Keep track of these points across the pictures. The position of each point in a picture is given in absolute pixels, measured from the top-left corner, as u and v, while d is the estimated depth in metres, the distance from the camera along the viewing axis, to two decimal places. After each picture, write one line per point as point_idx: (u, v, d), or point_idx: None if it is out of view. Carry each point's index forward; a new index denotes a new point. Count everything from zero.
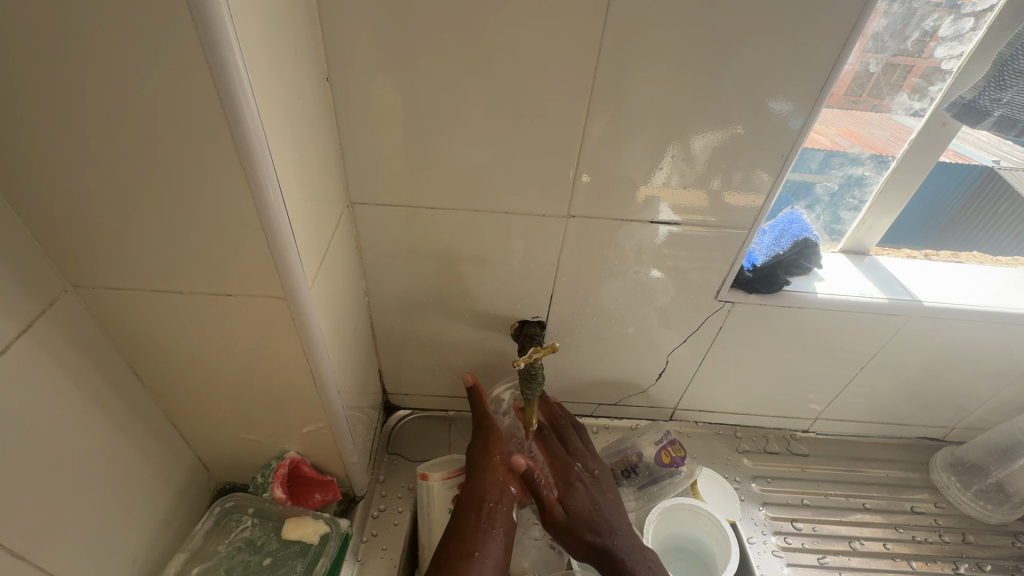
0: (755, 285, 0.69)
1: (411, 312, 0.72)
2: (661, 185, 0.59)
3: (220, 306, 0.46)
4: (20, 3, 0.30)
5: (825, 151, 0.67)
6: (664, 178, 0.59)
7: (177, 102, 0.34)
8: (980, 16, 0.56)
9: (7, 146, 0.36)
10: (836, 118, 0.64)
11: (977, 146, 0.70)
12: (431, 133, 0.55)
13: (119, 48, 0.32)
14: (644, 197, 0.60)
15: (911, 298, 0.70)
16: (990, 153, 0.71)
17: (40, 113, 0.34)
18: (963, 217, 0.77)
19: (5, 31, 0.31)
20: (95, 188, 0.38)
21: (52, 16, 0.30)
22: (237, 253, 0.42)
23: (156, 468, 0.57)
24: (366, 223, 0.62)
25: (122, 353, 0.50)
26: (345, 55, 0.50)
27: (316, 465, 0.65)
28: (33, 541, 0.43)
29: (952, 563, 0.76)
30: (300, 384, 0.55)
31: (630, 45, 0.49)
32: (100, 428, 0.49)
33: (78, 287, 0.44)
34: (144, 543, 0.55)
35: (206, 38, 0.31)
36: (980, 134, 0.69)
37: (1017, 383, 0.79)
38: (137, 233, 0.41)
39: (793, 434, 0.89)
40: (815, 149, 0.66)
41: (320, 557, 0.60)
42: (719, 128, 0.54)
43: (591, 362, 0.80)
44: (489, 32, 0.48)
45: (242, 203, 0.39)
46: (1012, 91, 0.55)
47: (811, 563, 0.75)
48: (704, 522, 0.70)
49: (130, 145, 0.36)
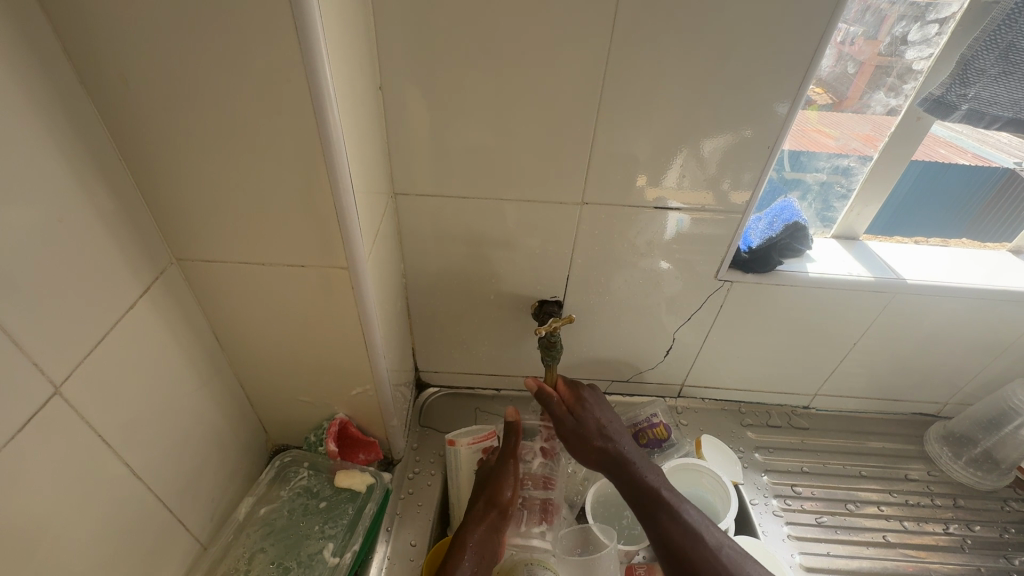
0: (751, 265, 0.76)
1: (442, 294, 0.81)
2: (673, 187, 0.69)
3: (294, 276, 0.56)
4: (169, 30, 0.40)
5: (832, 153, 0.75)
6: (681, 179, 0.68)
7: (278, 103, 0.43)
8: (944, 22, 0.64)
9: (143, 141, 0.46)
10: (845, 121, 0.72)
11: (997, 147, 0.77)
12: (465, 131, 0.64)
13: (237, 62, 0.41)
14: (652, 196, 0.70)
15: (896, 276, 0.77)
16: (1011, 154, 0.77)
17: (172, 115, 0.44)
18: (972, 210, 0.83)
19: (155, 52, 0.41)
20: (206, 174, 0.48)
21: (192, 40, 0.40)
22: (313, 230, 0.52)
23: (229, 422, 0.66)
24: (406, 212, 0.71)
25: (209, 319, 0.60)
26: (395, 68, 0.59)
27: (361, 426, 0.74)
28: (148, 467, 0.52)
29: (942, 523, 0.83)
30: (352, 348, 0.64)
31: (635, 54, 0.58)
32: (192, 380, 0.59)
33: (181, 259, 0.54)
34: (222, 484, 0.65)
35: (307, 55, 0.41)
36: (999, 137, 0.76)
37: (1003, 357, 0.85)
38: (234, 212, 0.51)
39: (794, 410, 0.96)
40: (801, 151, 0.74)
41: (368, 502, 0.68)
42: (729, 133, 0.64)
43: (605, 340, 0.87)
44: (516, 45, 0.58)
45: (321, 185, 0.48)
46: (975, 87, 0.63)
47: (809, 521, 0.81)
48: (707, 480, 0.77)
49: (238, 140, 0.46)
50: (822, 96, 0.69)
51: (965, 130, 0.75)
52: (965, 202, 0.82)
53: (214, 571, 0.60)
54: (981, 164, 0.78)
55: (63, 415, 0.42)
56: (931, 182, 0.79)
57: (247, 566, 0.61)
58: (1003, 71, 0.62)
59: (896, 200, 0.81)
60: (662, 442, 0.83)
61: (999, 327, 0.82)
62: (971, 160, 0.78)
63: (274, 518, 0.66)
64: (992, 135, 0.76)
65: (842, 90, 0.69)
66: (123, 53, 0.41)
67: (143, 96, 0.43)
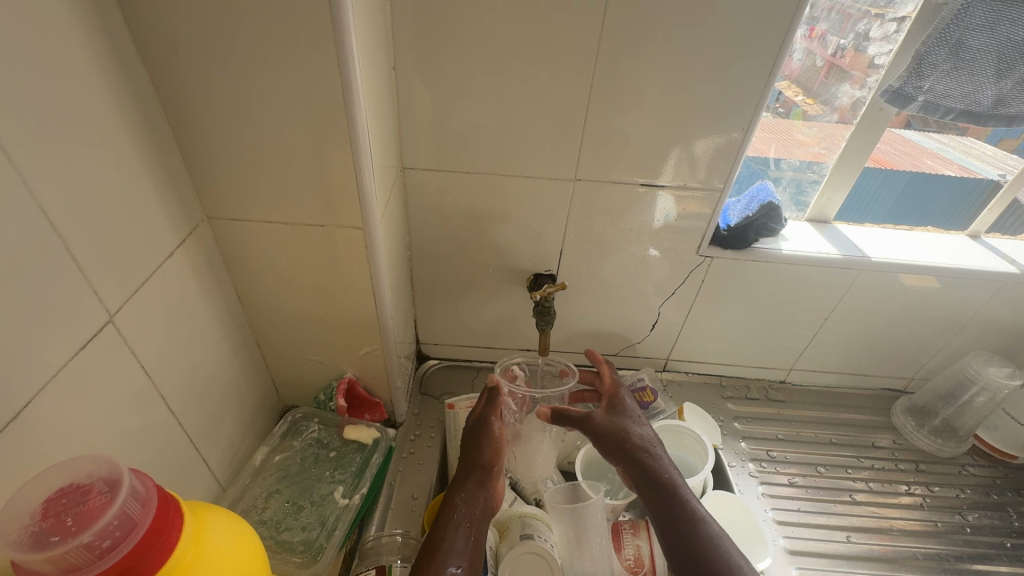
0: (730, 242, 0.83)
1: (443, 266, 0.87)
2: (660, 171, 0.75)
3: (312, 236, 0.62)
4: (216, 7, 0.46)
5: (809, 160, 0.84)
6: (674, 177, 0.76)
7: (308, 73, 0.50)
8: (901, 20, 0.70)
9: (186, 106, 0.52)
10: (826, 128, 0.80)
11: (982, 159, 0.88)
12: (468, 111, 0.70)
13: (274, 36, 0.48)
14: (644, 187, 0.77)
15: (862, 255, 0.84)
16: (996, 166, 0.87)
17: (213, 82, 0.51)
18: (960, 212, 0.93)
19: (203, 26, 0.47)
20: (238, 137, 0.54)
21: (236, 16, 0.47)
22: (331, 191, 0.58)
23: (246, 375, 0.72)
24: (412, 187, 0.77)
25: (232, 275, 0.66)
26: (407, 50, 0.65)
27: (367, 387, 0.80)
28: (178, 403, 0.58)
29: (904, 484, 0.90)
30: (362, 309, 0.69)
31: (624, 41, 0.64)
32: (216, 330, 0.64)
33: (211, 219, 0.61)
34: (238, 432, 0.70)
35: (337, 30, 0.47)
36: (983, 149, 0.87)
37: (962, 334, 0.93)
38: (262, 174, 0.57)
39: (771, 384, 1.03)
40: (762, 157, 0.83)
41: (374, 453, 0.75)
42: (716, 135, 0.71)
43: (596, 314, 0.93)
44: (517, 31, 0.64)
45: (342, 150, 0.54)
46: (930, 79, 0.70)
47: (782, 482, 0.88)
48: (687, 441, 0.83)
49: (270, 106, 0.52)
50: (810, 106, 0.78)
51: (952, 142, 0.86)
52: (952, 203, 0.93)
53: (234, 507, 0.67)
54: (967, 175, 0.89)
55: (111, 342, 0.48)
56: (924, 185, 0.90)
57: (263, 504, 0.68)
58: (954, 66, 0.69)
59: (889, 202, 0.92)
60: (650, 405, 0.89)
61: (958, 304, 0.89)
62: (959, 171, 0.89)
63: (287, 465, 0.73)
64: (977, 147, 0.88)
65: (828, 97, 0.78)
66: (175, 26, 0.47)
67: (190, 65, 0.50)
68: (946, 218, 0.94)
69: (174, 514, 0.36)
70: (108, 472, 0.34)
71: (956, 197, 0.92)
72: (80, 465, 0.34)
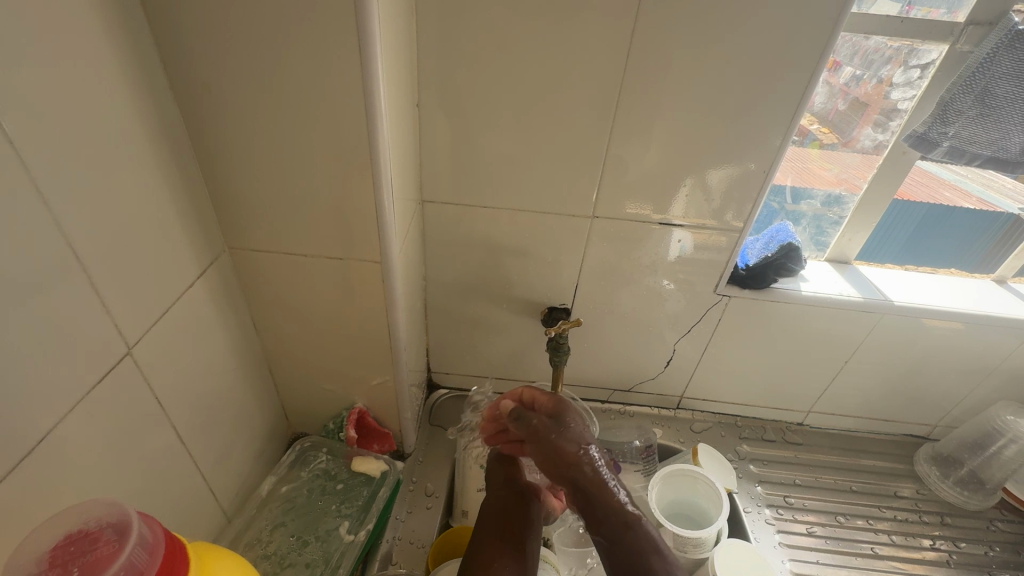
0: (748, 282, 0.82)
1: (458, 296, 0.86)
2: (675, 214, 0.75)
3: (329, 268, 0.62)
4: (252, 54, 0.48)
5: (827, 190, 0.81)
6: (687, 211, 0.75)
7: (336, 116, 0.51)
8: (925, 67, 0.70)
9: (215, 145, 0.54)
10: (848, 161, 0.78)
11: (1002, 194, 0.85)
12: (487, 145, 0.71)
13: (303, 82, 0.49)
14: (660, 222, 0.76)
15: (883, 298, 0.82)
16: (1015, 202, 0.85)
17: (243, 122, 0.52)
18: (990, 256, 0.90)
19: (239, 71, 0.49)
20: (262, 173, 0.55)
21: (270, 61, 0.48)
22: (351, 228, 0.59)
23: (258, 402, 0.72)
24: (430, 218, 0.78)
25: (248, 303, 0.67)
26: (430, 87, 0.67)
27: (377, 418, 0.79)
28: (190, 434, 0.58)
29: (929, 539, 0.86)
30: (375, 341, 0.69)
31: (648, 80, 0.65)
32: (231, 358, 0.65)
33: (232, 248, 0.62)
34: (246, 459, 0.70)
35: (366, 74, 0.48)
36: (1003, 182, 0.85)
37: (988, 382, 0.90)
38: (282, 208, 0.58)
39: (788, 426, 1.00)
40: (781, 188, 0.81)
41: (381, 487, 0.74)
42: (730, 168, 0.71)
43: (610, 349, 0.92)
44: (540, 73, 0.65)
45: (365, 189, 0.55)
46: (955, 126, 0.69)
47: (801, 531, 0.85)
48: (702, 487, 0.81)
49: (295, 145, 0.53)
50: (828, 136, 0.76)
51: (969, 174, 0.86)
52: (980, 245, 0.89)
53: (238, 540, 0.66)
54: (986, 210, 0.87)
55: (131, 374, 0.49)
56: (942, 219, 0.87)
57: (268, 537, 0.67)
58: (980, 113, 0.68)
59: (901, 239, 0.90)
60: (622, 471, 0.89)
61: (984, 352, 0.86)
62: (976, 205, 0.86)
63: (294, 496, 0.72)
64: (997, 180, 0.85)
65: (847, 130, 0.76)
66: (213, 70, 0.49)
67: (223, 106, 0.51)
68: (965, 258, 0.91)
69: (181, 559, 0.36)
70: (118, 517, 0.34)
71: (976, 236, 0.89)
72: (89, 508, 0.34)
